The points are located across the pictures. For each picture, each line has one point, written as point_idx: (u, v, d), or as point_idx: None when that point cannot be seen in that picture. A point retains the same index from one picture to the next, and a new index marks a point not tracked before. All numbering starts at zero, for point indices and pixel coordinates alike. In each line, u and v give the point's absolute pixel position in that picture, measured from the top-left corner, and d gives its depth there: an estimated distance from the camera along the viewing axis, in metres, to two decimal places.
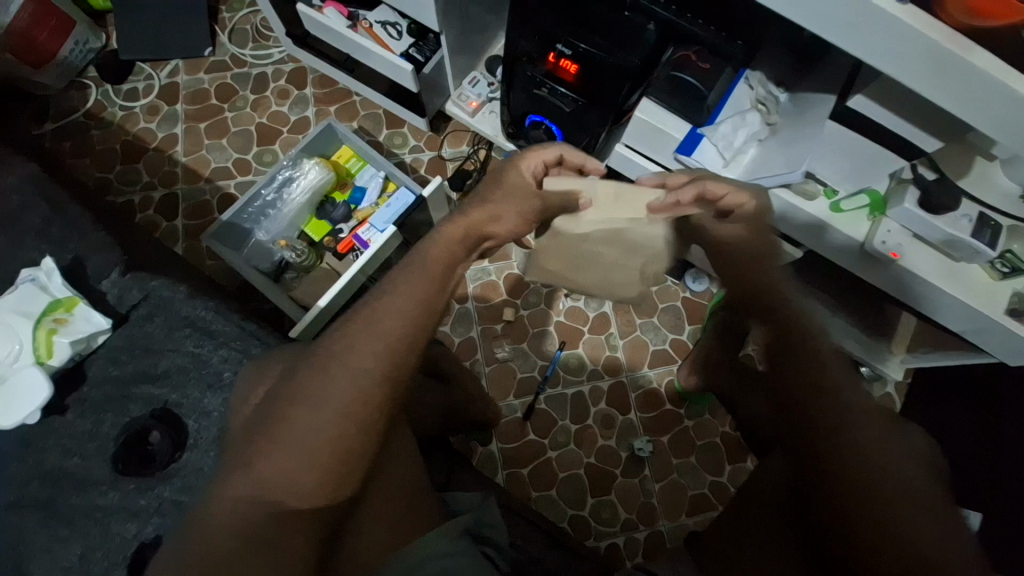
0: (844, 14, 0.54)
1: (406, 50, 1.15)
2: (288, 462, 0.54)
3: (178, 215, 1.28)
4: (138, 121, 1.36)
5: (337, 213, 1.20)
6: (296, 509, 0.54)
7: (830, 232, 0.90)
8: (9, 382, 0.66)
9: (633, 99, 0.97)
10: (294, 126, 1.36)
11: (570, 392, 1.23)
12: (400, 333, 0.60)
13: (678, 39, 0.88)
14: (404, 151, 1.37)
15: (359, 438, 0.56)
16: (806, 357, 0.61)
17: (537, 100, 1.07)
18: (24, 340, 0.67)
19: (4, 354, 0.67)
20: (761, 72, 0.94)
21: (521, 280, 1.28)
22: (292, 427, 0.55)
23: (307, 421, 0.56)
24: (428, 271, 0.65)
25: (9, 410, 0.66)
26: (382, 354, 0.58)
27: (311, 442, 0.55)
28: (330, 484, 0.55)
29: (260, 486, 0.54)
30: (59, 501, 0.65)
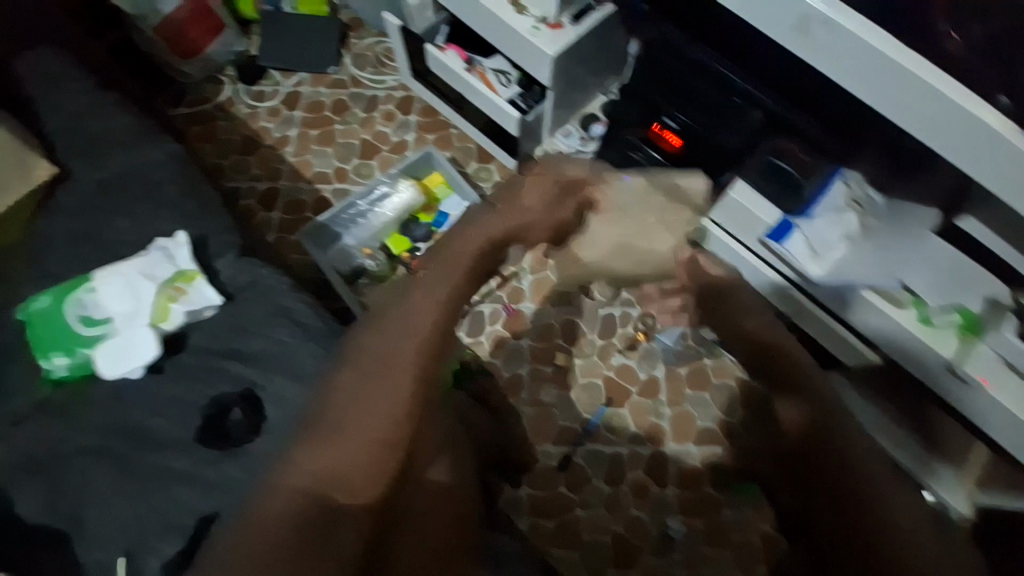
0: (958, 127, 0.55)
1: (513, 97, 1.23)
2: (342, 453, 0.55)
3: (275, 208, 1.39)
4: (259, 119, 1.51)
5: (419, 232, 1.27)
6: (350, 508, 0.52)
7: (909, 342, 0.85)
8: (125, 337, 0.74)
9: (726, 176, 1.00)
10: (394, 147, 1.47)
11: (608, 451, 1.20)
12: (423, 336, 0.68)
13: (785, 130, 0.91)
14: (487, 184, 1.43)
15: (401, 430, 0.59)
16: (840, 440, 0.64)
17: (629, 162, 1.11)
18: (144, 301, 0.75)
19: (125, 310, 0.74)
20: (858, 172, 0.90)
21: (578, 328, 1.30)
22: (348, 416, 0.59)
23: (358, 412, 0.59)
24: (449, 279, 0.77)
25: (117, 363, 0.73)
26: (409, 350, 0.66)
27: (364, 435, 0.57)
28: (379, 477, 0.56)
29: (315, 482, 0.53)
30: (135, 461, 0.69)
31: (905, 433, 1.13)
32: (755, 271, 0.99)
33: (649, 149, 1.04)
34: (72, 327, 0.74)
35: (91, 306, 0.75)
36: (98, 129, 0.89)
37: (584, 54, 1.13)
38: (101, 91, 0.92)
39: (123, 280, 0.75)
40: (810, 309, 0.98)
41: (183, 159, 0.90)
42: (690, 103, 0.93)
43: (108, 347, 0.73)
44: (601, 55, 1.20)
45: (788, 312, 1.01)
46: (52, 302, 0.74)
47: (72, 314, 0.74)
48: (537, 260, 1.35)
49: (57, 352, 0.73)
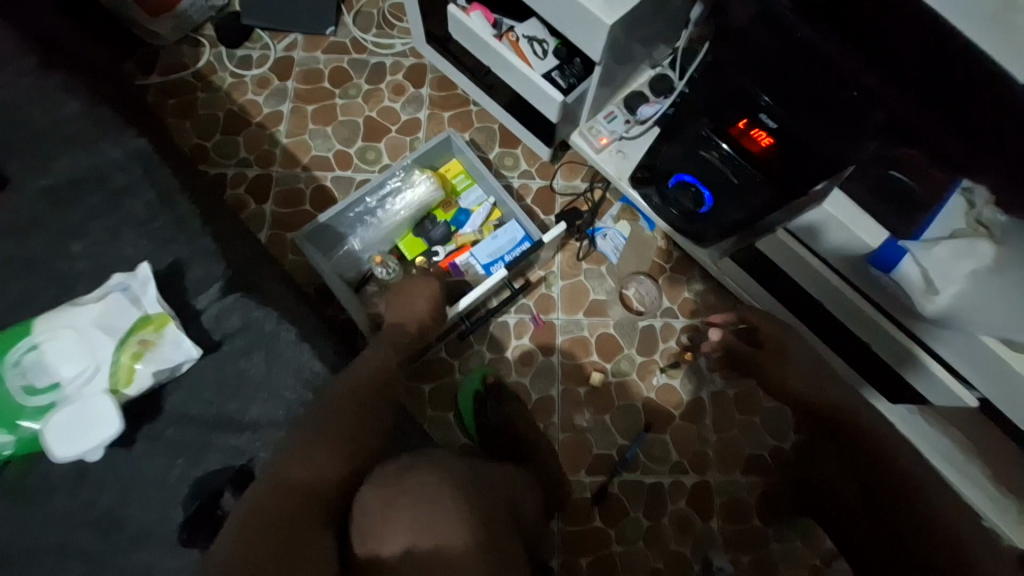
0: None
1: (549, 72, 1.03)
2: (310, 455, 0.59)
3: (269, 199, 1.20)
4: (245, 91, 1.30)
5: (436, 232, 1.09)
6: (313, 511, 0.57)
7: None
8: (77, 407, 0.60)
9: (817, 186, 0.81)
10: (403, 126, 1.26)
11: (648, 481, 1.09)
12: (361, 386, 0.67)
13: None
14: (513, 174, 1.24)
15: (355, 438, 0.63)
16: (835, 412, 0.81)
17: (698, 161, 0.94)
18: (100, 361, 0.62)
19: (77, 373, 0.62)
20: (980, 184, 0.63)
21: (616, 343, 1.16)
22: (304, 425, 0.62)
23: (310, 424, 0.62)
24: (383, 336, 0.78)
25: (71, 441, 0.60)
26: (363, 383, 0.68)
27: (316, 443, 0.60)
28: (332, 482, 0.60)
29: (278, 488, 0.56)
30: (119, 548, 0.60)
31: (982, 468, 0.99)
32: (834, 292, 0.87)
33: (723, 147, 0.88)
34: (15, 396, 0.62)
35: (31, 371, 0.62)
36: (43, 124, 0.72)
37: (642, 21, 0.91)
38: (43, 71, 0.74)
39: (74, 334, 0.63)
40: (911, 352, 0.83)
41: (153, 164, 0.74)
42: (787, 92, 0.73)
43: (54, 423, 0.60)
44: (661, 20, 0.98)
45: (873, 341, 0.89)
46: None
47: (12, 383, 0.62)
48: (569, 263, 1.19)
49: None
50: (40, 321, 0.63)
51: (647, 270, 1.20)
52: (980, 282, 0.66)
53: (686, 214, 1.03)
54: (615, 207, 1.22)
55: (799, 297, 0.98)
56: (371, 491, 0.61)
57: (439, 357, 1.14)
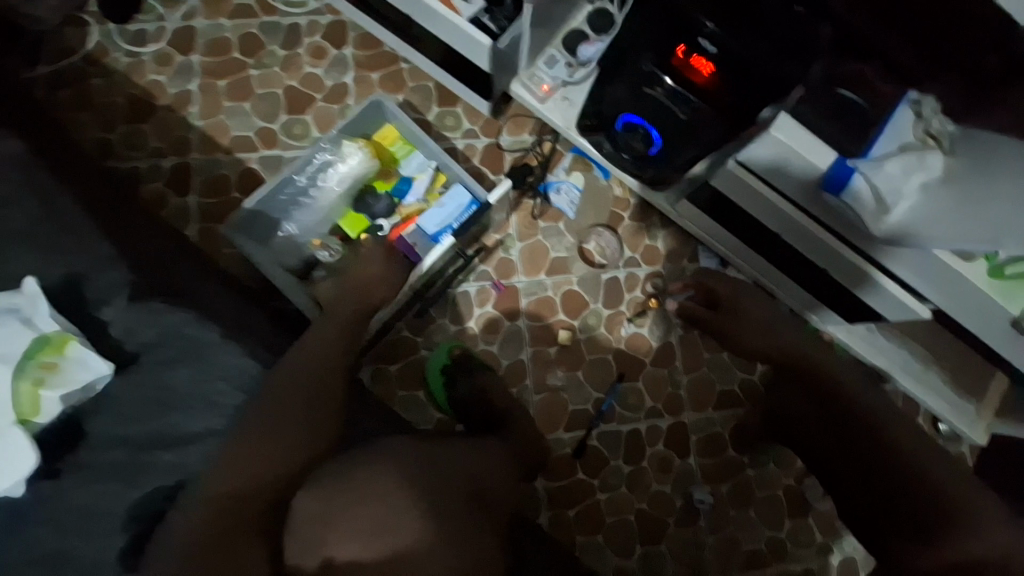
0: None
1: (477, 14, 0.93)
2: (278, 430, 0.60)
3: (192, 190, 1.10)
4: (146, 72, 1.16)
5: (379, 207, 1.03)
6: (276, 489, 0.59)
7: (969, 297, 0.71)
8: None
9: (764, 113, 0.76)
10: (329, 94, 1.16)
11: (625, 430, 1.11)
12: (305, 380, 0.64)
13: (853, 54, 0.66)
14: (456, 135, 1.17)
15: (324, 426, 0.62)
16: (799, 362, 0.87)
17: (643, 100, 0.87)
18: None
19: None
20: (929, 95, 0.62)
21: (581, 298, 1.14)
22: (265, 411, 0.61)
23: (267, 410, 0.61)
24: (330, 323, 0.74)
25: None
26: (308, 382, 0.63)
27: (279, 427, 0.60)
28: (296, 468, 0.60)
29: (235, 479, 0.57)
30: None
31: (932, 373, 1.04)
32: (788, 221, 0.85)
33: (666, 81, 0.82)
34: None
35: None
36: None
37: None
38: None
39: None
40: (867, 274, 0.83)
41: (31, 167, 0.66)
42: None
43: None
44: None
45: (829, 266, 0.88)
46: None
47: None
48: (525, 223, 1.15)
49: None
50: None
51: (605, 221, 1.17)
52: (934, 193, 0.62)
53: (637, 156, 0.96)
54: (566, 158, 1.17)
55: (754, 232, 0.97)
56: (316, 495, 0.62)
57: (403, 335, 1.10)
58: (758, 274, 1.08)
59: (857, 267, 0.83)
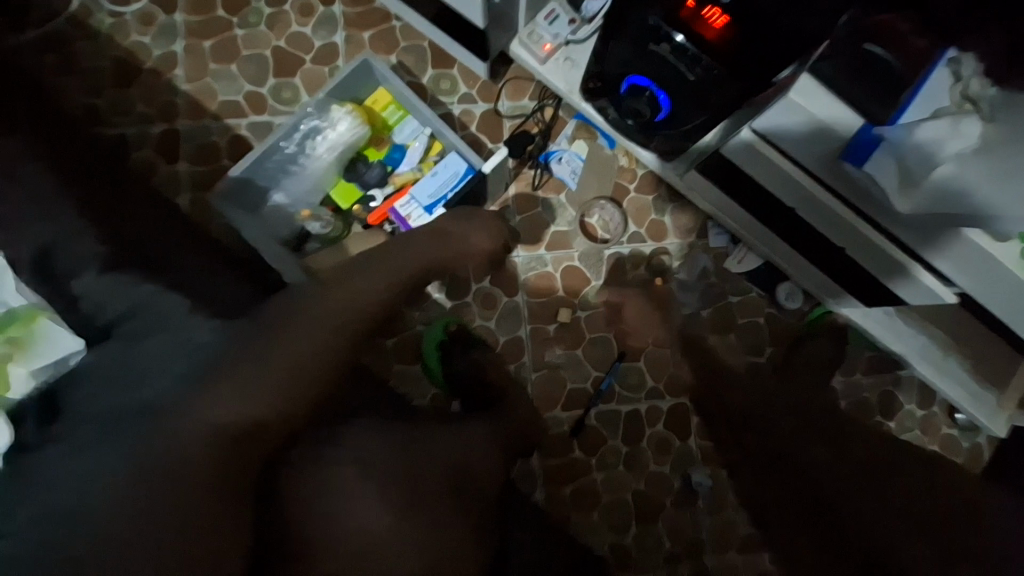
0: None
1: None
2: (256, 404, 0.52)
3: (180, 158, 1.06)
4: (129, 32, 1.10)
5: (371, 175, 0.98)
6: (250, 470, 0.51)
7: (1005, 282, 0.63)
8: None
9: (784, 72, 0.71)
10: (319, 55, 1.09)
11: (624, 410, 1.08)
12: None
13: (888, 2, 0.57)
14: (453, 99, 1.10)
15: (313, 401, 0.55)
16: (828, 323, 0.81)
17: (650, 60, 0.77)
18: None
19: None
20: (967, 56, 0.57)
21: (582, 275, 1.10)
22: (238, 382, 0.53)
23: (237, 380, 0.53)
24: None
25: None
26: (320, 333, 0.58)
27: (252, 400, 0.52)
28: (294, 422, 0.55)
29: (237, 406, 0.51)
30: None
31: (950, 361, 0.98)
32: (806, 196, 0.78)
33: (676, 37, 0.71)
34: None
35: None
36: None
37: None
38: None
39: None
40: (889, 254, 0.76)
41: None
42: None
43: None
44: None
45: (850, 246, 0.81)
46: None
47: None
48: (525, 194, 1.09)
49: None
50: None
51: (610, 194, 1.10)
52: (977, 168, 0.57)
53: (644, 123, 0.88)
54: (569, 126, 1.10)
55: (767, 207, 0.91)
56: (301, 456, 0.57)
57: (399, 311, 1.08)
58: (771, 251, 1.02)
59: (878, 245, 0.76)
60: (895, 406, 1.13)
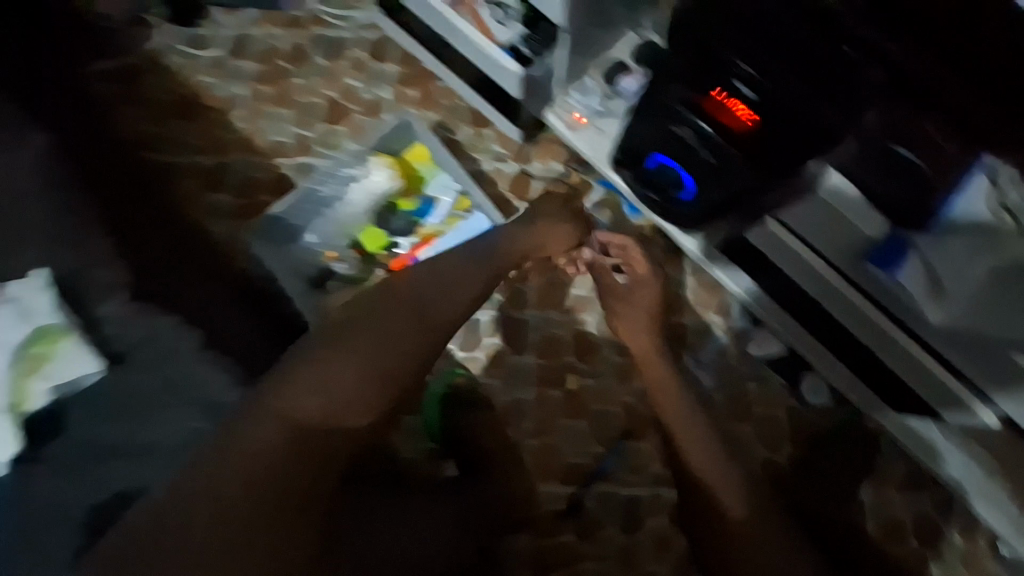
0: None
1: (513, 41, 0.91)
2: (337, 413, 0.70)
3: (223, 190, 1.13)
4: (198, 73, 1.19)
5: (398, 225, 1.02)
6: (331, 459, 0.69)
7: None
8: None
9: (810, 167, 0.70)
10: (365, 107, 1.16)
11: (625, 494, 1.02)
12: None
13: (910, 96, 0.57)
14: (484, 158, 1.14)
15: (380, 416, 0.73)
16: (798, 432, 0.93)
17: (674, 141, 0.76)
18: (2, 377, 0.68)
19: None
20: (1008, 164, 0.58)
21: (594, 343, 1.07)
22: (320, 399, 0.69)
23: (322, 395, 0.69)
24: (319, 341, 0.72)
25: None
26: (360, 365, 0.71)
27: (324, 401, 0.69)
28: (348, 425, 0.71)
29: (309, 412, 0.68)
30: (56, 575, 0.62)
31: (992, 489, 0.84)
32: (826, 287, 0.75)
33: (701, 125, 0.71)
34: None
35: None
36: None
37: None
38: None
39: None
40: (947, 385, 0.72)
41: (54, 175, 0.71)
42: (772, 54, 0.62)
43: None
44: None
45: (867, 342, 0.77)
46: None
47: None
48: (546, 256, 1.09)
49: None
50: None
51: None
52: (1001, 286, 0.62)
53: (664, 200, 0.83)
54: (595, 193, 1.11)
55: (789, 296, 0.87)
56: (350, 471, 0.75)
57: None
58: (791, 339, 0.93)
59: (939, 378, 0.71)
60: (931, 529, 1.01)
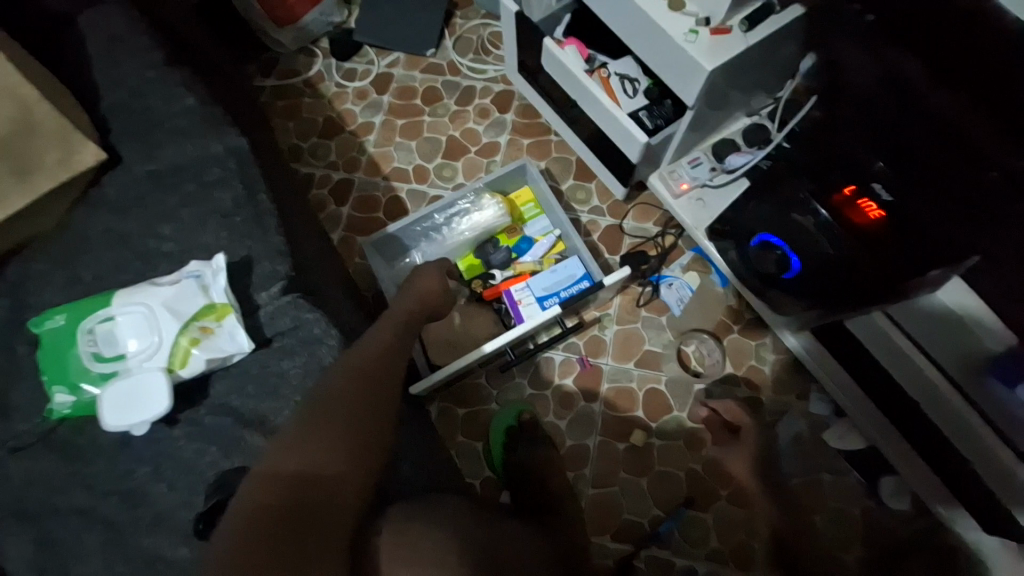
0: None
1: (636, 111, 1.00)
2: (325, 460, 0.59)
3: (347, 202, 1.26)
4: (345, 101, 1.36)
5: (496, 256, 1.09)
6: (333, 515, 0.57)
7: None
8: (133, 382, 0.67)
9: (933, 272, 0.68)
10: (482, 148, 1.28)
11: (679, 563, 1.00)
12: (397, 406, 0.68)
13: None
14: (583, 209, 1.21)
15: (385, 425, 0.66)
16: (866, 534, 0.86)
17: (789, 225, 0.85)
18: (163, 338, 0.69)
19: (137, 349, 0.69)
20: None
21: (665, 402, 1.08)
22: (309, 443, 0.59)
23: (310, 436, 0.60)
24: None
25: (122, 413, 0.66)
26: (380, 363, 0.70)
27: (340, 397, 0.64)
28: (374, 423, 0.64)
29: (324, 406, 0.63)
30: (170, 533, 0.66)
31: None
32: (928, 391, 0.77)
33: (821, 213, 0.79)
34: (79, 361, 0.69)
35: (100, 340, 0.69)
36: (160, 113, 0.82)
37: (741, 71, 0.85)
38: (167, 67, 0.84)
39: (143, 312, 0.69)
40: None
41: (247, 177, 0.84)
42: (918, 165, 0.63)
43: (107, 394, 0.67)
44: (761, 69, 0.90)
45: (969, 457, 0.76)
46: (69, 324, 0.70)
47: (83, 349, 0.69)
48: (628, 308, 1.13)
49: (63, 389, 0.68)
50: (115, 296, 0.71)
51: (710, 329, 1.11)
52: None
53: (768, 277, 0.91)
54: (685, 257, 1.15)
55: (883, 392, 0.86)
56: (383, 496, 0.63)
57: (479, 382, 1.11)
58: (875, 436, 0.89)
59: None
60: None
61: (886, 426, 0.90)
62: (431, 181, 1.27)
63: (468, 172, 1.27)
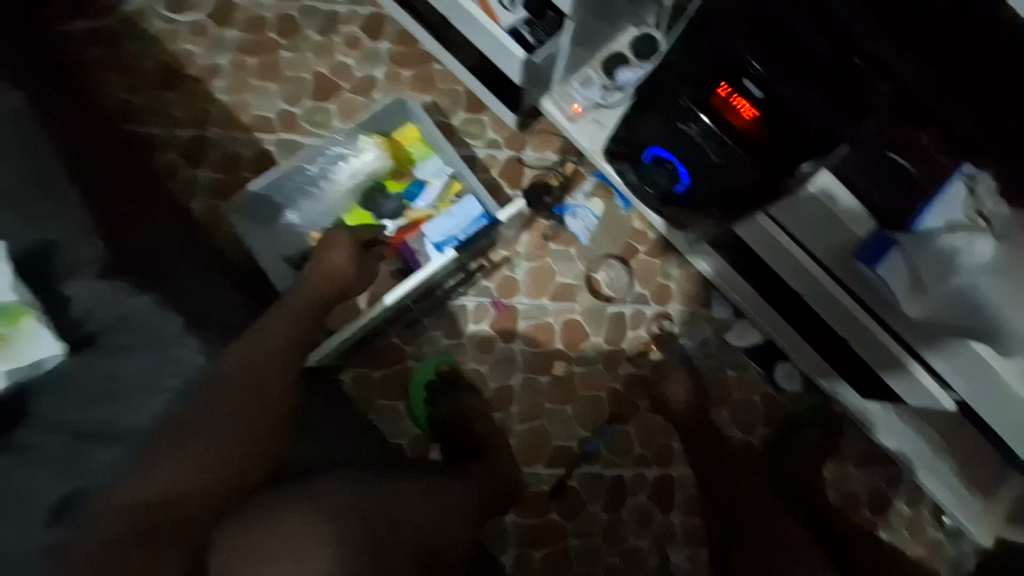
0: None
1: (516, 26, 0.88)
2: (185, 458, 0.59)
3: (204, 164, 1.08)
4: (178, 39, 1.13)
5: (387, 207, 1.00)
6: (189, 517, 0.56)
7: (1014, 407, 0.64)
8: None
9: (804, 167, 0.71)
10: (357, 85, 1.13)
11: (609, 476, 1.05)
12: None
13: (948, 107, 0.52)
14: (479, 143, 1.13)
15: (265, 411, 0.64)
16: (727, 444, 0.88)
17: (675, 135, 0.80)
18: None
19: None
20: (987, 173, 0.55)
21: (582, 330, 1.09)
22: (158, 474, 0.57)
23: (170, 460, 0.58)
24: None
25: None
26: (267, 350, 0.69)
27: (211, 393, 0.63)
28: (248, 411, 0.63)
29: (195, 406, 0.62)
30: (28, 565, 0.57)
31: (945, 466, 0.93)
32: (803, 279, 0.81)
33: (703, 118, 0.76)
34: None
35: None
36: None
37: None
38: None
39: None
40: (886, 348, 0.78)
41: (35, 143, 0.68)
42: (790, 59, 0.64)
43: None
44: None
45: (843, 332, 0.83)
46: None
47: None
48: (536, 244, 1.10)
49: None
50: None
51: (618, 253, 1.11)
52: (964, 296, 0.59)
53: (662, 194, 0.88)
54: (587, 183, 1.12)
55: (771, 288, 0.91)
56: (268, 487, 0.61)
57: (392, 341, 1.06)
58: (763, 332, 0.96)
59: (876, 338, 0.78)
60: (885, 504, 1.09)
61: (775, 318, 0.97)
62: (302, 129, 1.11)
63: (345, 113, 1.12)
